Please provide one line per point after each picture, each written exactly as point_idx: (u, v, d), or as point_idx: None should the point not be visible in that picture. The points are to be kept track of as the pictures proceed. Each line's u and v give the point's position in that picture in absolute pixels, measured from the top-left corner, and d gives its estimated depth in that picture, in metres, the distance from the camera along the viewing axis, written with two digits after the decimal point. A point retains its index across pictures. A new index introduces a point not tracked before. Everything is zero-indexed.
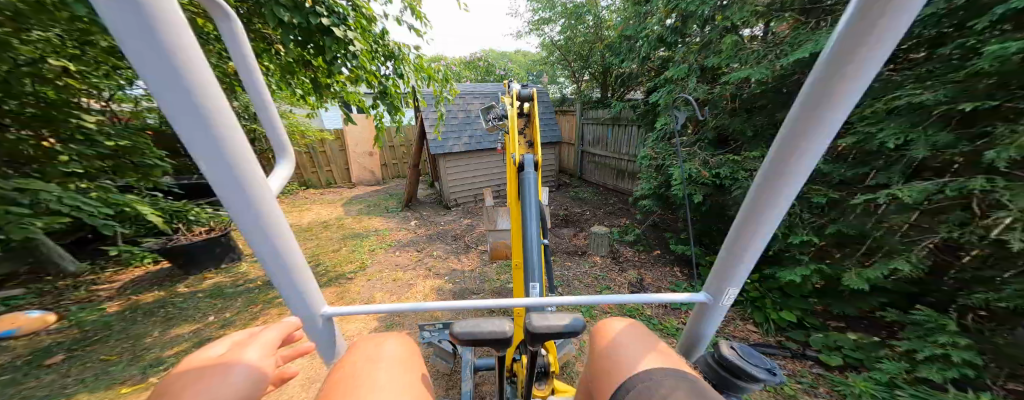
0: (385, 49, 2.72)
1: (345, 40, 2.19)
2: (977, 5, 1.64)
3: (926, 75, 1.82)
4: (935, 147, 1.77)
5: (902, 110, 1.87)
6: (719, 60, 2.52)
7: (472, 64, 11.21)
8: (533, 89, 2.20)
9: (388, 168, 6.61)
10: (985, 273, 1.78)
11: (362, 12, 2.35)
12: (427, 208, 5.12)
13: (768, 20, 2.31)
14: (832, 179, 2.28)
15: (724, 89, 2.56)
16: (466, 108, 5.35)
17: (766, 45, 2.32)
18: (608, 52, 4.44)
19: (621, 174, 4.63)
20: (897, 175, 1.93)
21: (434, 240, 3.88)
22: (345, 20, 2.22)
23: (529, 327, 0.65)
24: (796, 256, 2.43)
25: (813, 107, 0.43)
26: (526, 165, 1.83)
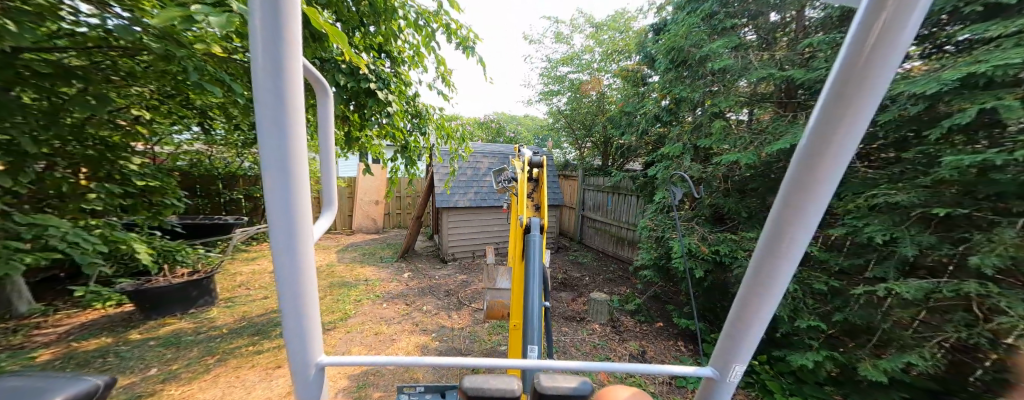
0: (414, 108, 3.07)
1: (385, 102, 2.60)
2: (931, 117, 1.88)
3: (896, 176, 2.00)
4: (921, 247, 1.85)
5: (883, 208, 2.00)
6: (710, 141, 2.75)
7: (484, 125, 12.27)
8: (543, 157, 2.41)
9: (391, 218, 6.70)
10: (1006, 377, 1.72)
11: (402, 79, 2.82)
12: (423, 260, 5.05)
13: (751, 107, 2.63)
14: (830, 267, 2.30)
15: (715, 169, 2.77)
16: (475, 167, 5.67)
17: (751, 132, 2.58)
18: (610, 124, 4.90)
19: (620, 240, 4.68)
20: (892, 269, 1.98)
21: (426, 294, 3.75)
22: (388, 84, 2.65)
23: (540, 387, 0.65)
24: (806, 341, 2.34)
25: (800, 189, 0.40)
26: (532, 227, 1.92)
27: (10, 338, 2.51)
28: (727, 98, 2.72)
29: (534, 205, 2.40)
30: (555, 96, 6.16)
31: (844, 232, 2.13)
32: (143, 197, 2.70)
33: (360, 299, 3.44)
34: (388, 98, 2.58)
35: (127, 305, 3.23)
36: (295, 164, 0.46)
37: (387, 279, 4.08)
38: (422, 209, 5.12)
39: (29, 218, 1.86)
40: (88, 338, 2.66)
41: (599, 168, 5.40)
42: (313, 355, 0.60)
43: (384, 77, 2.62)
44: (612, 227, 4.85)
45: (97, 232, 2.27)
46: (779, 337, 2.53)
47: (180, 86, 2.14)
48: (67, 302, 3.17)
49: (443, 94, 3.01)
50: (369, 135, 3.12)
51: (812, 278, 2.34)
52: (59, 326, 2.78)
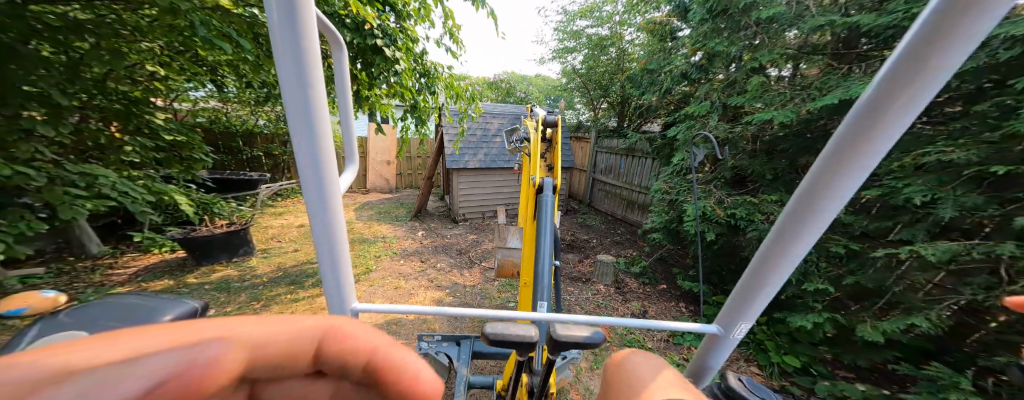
0: (422, 67, 2.93)
1: (392, 60, 2.47)
2: (1022, 64, 1.68)
3: (958, 133, 1.85)
4: (963, 208, 1.78)
5: (932, 167, 1.89)
6: (744, 98, 2.57)
7: (494, 84, 11.79)
8: (558, 116, 2.33)
9: (402, 179, 6.78)
10: (1009, 338, 1.73)
11: (408, 36, 2.61)
12: (434, 220, 5.18)
13: (798, 61, 2.37)
14: (853, 229, 2.23)
15: (745, 129, 2.62)
16: (486, 127, 5.54)
17: (792, 88, 2.38)
18: (629, 82, 4.63)
19: (631, 205, 4.66)
20: (922, 232, 1.93)
21: (439, 252, 3.91)
22: (394, 42, 2.51)
23: (555, 334, 0.70)
24: (809, 303, 2.41)
25: (847, 148, 0.42)
26: (545, 188, 1.92)
27: (89, 276, 2.79)
28: (771, 50, 2.46)
29: (546, 166, 2.37)
30: (571, 53, 5.75)
31: (879, 194, 2.04)
32: (174, 152, 2.73)
33: (379, 254, 3.63)
34: (395, 55, 2.45)
35: (181, 252, 3.44)
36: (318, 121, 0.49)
37: (402, 237, 4.25)
38: (433, 169, 5.13)
39: (79, 168, 2.01)
40: (155, 279, 2.91)
41: (614, 130, 5.21)
42: (347, 303, 0.66)
43: (390, 33, 2.46)
44: (623, 191, 4.80)
45: (142, 183, 2.43)
46: (780, 299, 2.61)
47: (188, 45, 2.08)
48: (132, 245, 3.45)
49: (451, 52, 2.81)
50: (378, 93, 3.04)
51: (830, 241, 2.29)
52: (129, 267, 3.04)
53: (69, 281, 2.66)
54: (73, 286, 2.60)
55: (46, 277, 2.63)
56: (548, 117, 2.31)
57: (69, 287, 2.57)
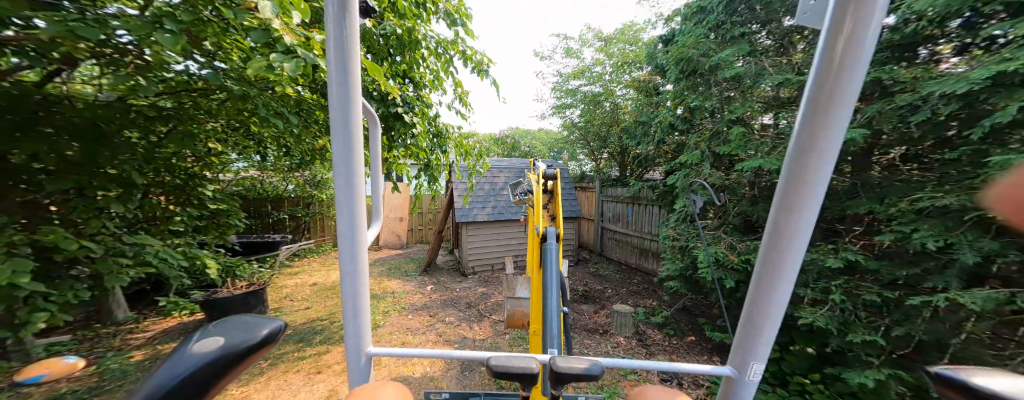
0: (435, 128, 3.24)
1: (411, 123, 2.77)
2: (974, 117, 1.79)
3: (944, 179, 1.88)
4: (983, 253, 1.69)
5: (932, 212, 1.87)
6: (729, 149, 2.70)
7: (501, 140, 12.61)
8: (557, 170, 2.49)
9: (414, 233, 6.91)
10: None
11: (424, 101, 2.97)
12: (444, 274, 5.14)
13: (777, 112, 2.53)
14: (882, 277, 2.10)
15: (739, 176, 2.69)
16: (493, 181, 5.80)
17: (773, 137, 2.53)
18: (625, 133, 4.92)
19: (643, 251, 4.57)
20: (955, 279, 1.78)
21: (448, 307, 3.80)
22: (413, 108, 2.84)
23: (556, 366, 0.73)
24: (864, 358, 2.08)
25: (799, 171, 0.56)
26: (549, 236, 1.97)
27: (109, 341, 2.85)
28: (745, 103, 2.68)
29: (549, 216, 2.46)
30: (568, 109, 6.23)
31: (893, 239, 2.00)
32: (213, 220, 3.05)
33: (387, 310, 3.55)
34: (413, 119, 2.75)
35: (199, 315, 3.53)
36: (353, 163, 0.80)
37: (411, 292, 4.18)
38: (442, 224, 5.28)
39: (134, 239, 2.21)
40: (169, 342, 2.96)
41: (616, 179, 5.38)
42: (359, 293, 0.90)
43: (410, 101, 2.81)
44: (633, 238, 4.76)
45: (180, 248, 2.62)
46: (828, 353, 2.30)
47: (243, 118, 2.48)
48: (150, 310, 3.51)
49: (461, 113, 3.15)
50: (394, 156, 3.31)
51: (864, 290, 2.12)
52: (147, 332, 3.09)
53: (89, 346, 2.74)
54: (94, 351, 2.68)
55: (69, 345, 2.70)
56: (548, 171, 2.46)
57: (90, 352, 2.65)
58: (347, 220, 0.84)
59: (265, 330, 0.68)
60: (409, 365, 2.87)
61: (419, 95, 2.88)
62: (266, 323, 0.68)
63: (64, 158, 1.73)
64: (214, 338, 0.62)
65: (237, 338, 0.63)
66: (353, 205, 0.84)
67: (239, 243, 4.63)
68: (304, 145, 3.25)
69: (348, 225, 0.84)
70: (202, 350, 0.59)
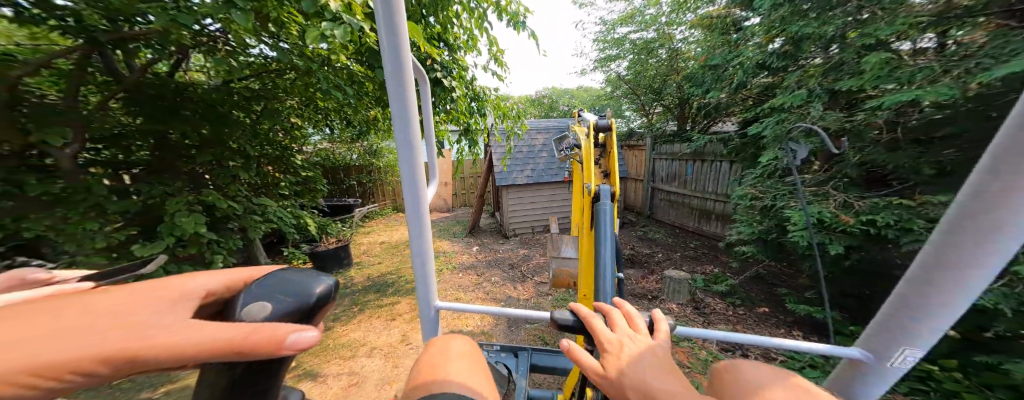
0: (472, 92, 3.08)
1: (450, 89, 2.66)
2: None
3: None
4: None
5: None
6: (853, 85, 2.19)
7: (538, 101, 12.13)
8: (612, 119, 2.20)
9: (459, 197, 7.09)
10: None
11: (460, 66, 2.80)
12: (488, 235, 5.29)
13: (937, 30, 1.92)
14: None
15: (868, 118, 2.18)
16: (532, 143, 5.59)
17: (937, 60, 1.93)
18: (688, 82, 4.32)
19: (701, 213, 4.22)
20: None
21: (491, 267, 3.93)
22: (451, 73, 2.71)
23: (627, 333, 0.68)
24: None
25: None
26: (603, 196, 1.81)
27: None
28: (891, 22, 2.09)
29: (603, 173, 2.27)
30: (613, 62, 5.59)
31: None
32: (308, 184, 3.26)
33: (441, 268, 3.76)
34: (452, 84, 2.62)
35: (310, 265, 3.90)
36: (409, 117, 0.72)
37: (459, 252, 4.38)
38: (484, 188, 5.33)
39: (258, 200, 2.41)
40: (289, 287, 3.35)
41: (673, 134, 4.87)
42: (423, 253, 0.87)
43: (448, 65, 2.67)
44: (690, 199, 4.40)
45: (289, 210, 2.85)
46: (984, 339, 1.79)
47: (312, 94, 2.61)
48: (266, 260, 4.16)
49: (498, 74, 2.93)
50: (437, 121, 3.26)
51: None
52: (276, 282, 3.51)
53: None
54: None
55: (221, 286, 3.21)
56: (601, 122, 2.20)
57: None
58: (408, 181, 0.78)
59: (315, 292, 0.46)
60: (462, 319, 3.06)
61: (455, 58, 2.71)
62: (310, 290, 0.45)
63: (200, 136, 2.10)
64: (262, 301, 0.43)
65: (284, 305, 0.44)
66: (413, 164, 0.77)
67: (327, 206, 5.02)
68: (361, 116, 3.27)
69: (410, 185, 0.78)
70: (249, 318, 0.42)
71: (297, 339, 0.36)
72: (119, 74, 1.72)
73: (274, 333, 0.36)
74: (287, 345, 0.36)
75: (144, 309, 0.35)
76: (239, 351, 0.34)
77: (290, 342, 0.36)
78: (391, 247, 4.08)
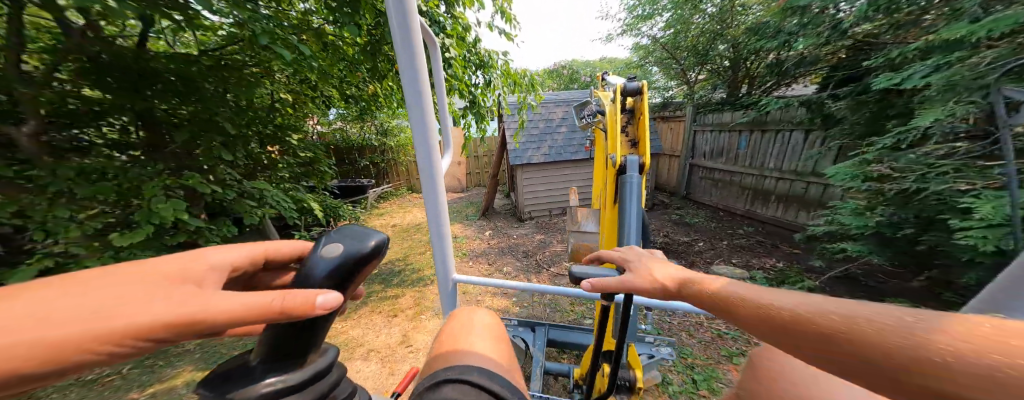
0: (476, 57, 2.54)
1: (442, 48, 2.10)
2: None
3: None
4: None
5: None
6: None
7: (557, 73, 11.25)
8: (642, 81, 1.85)
9: (471, 177, 6.74)
10: None
11: (457, 21, 2.26)
12: (502, 218, 4.94)
13: None
14: None
15: None
16: (549, 117, 5.03)
17: None
18: (745, 37, 3.50)
19: (747, 195, 3.65)
20: None
21: (504, 254, 3.60)
22: (443, 28, 2.14)
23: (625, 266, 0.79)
24: None
25: None
26: (630, 168, 1.70)
27: None
28: None
29: (631, 141, 1.97)
30: (646, 22, 4.80)
31: None
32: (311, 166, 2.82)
33: None
34: (446, 42, 2.09)
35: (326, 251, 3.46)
36: None
37: (471, 237, 4.06)
38: (497, 168, 4.92)
39: (251, 184, 1.90)
40: None
41: (722, 101, 4.11)
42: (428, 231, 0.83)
43: (439, 18, 2.09)
44: (740, 176, 3.75)
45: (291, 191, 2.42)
46: None
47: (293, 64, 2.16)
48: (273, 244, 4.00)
49: (506, 32, 2.32)
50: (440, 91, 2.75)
51: None
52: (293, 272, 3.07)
53: None
54: None
55: None
56: (631, 83, 1.80)
57: None
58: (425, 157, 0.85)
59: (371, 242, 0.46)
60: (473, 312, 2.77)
61: (451, 9, 2.15)
62: (372, 234, 0.46)
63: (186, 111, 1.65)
64: (333, 244, 0.46)
65: (352, 250, 0.45)
66: None
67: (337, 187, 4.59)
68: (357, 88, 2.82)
69: None
70: (324, 257, 0.46)
71: (324, 301, 0.46)
72: (72, 33, 1.32)
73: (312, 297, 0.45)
74: (316, 305, 0.45)
75: (191, 277, 0.46)
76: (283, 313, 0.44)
77: (320, 303, 0.45)
78: (400, 230, 3.84)
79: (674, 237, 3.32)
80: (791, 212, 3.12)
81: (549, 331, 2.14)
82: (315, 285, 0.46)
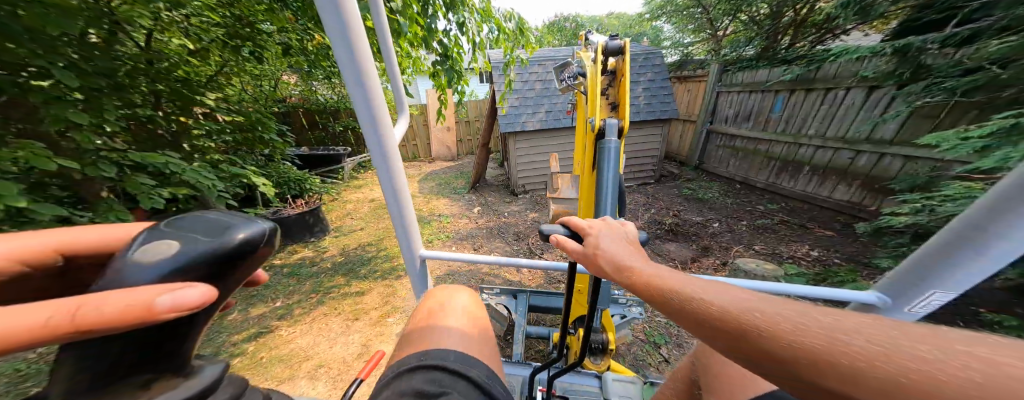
0: None
1: None
2: None
3: None
4: None
5: None
6: None
7: (559, 26, 10.18)
8: (625, 40, 1.80)
9: (463, 145, 6.19)
10: None
11: None
12: (493, 192, 4.52)
13: None
14: None
15: None
16: (547, 77, 4.40)
17: None
18: None
19: (774, 167, 3.23)
20: None
21: (494, 235, 3.24)
22: None
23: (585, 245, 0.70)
24: None
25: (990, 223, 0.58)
26: (609, 130, 1.67)
27: None
28: None
29: (610, 104, 1.92)
30: None
31: None
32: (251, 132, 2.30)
33: (431, 239, 3.06)
34: None
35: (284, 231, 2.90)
36: (355, 46, 0.66)
37: (457, 215, 3.66)
38: (488, 135, 4.41)
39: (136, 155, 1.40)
40: None
41: (758, 55, 3.51)
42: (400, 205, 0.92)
43: None
44: (768, 143, 3.29)
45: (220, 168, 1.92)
46: None
47: None
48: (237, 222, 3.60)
49: None
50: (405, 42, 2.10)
51: None
52: None
53: None
54: None
55: None
56: (612, 43, 1.80)
57: None
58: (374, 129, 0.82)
59: (240, 235, 0.39)
60: None
61: None
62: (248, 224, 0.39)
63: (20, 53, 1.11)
64: (168, 242, 0.36)
65: (214, 245, 0.37)
66: (369, 106, 0.76)
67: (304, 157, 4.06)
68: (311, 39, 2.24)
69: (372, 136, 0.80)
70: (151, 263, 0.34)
71: (174, 298, 0.35)
72: None
73: (136, 298, 0.34)
74: (159, 306, 0.34)
75: None
76: (83, 330, 0.32)
77: (164, 305, 0.34)
78: (376, 207, 3.43)
79: (686, 216, 2.97)
80: (827, 185, 2.73)
81: (530, 298, 2.09)
82: (171, 280, 0.35)
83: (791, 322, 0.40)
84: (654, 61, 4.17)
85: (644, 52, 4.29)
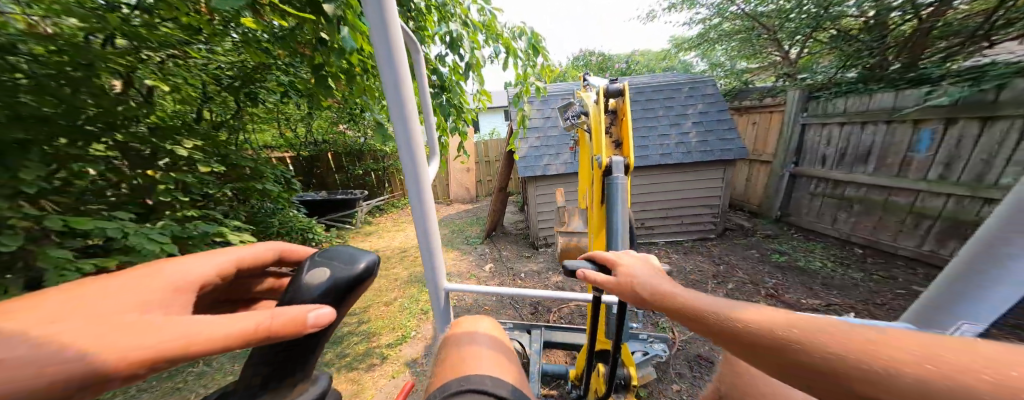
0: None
1: None
2: None
3: None
4: None
5: None
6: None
7: (586, 63, 10.03)
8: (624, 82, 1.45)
9: (482, 186, 5.84)
10: None
11: None
12: (511, 242, 3.97)
13: None
14: None
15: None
16: None
17: None
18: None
19: (934, 233, 2.34)
20: None
21: (504, 305, 2.63)
22: None
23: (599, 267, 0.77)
24: None
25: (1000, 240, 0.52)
26: (615, 168, 1.31)
27: None
28: None
29: (612, 142, 1.50)
30: None
31: None
32: (251, 183, 2.50)
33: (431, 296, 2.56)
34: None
35: None
36: (396, 47, 0.65)
37: (466, 272, 3.13)
38: (505, 179, 3.95)
39: (65, 219, 1.21)
40: None
41: (865, 77, 2.79)
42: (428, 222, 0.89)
43: None
44: (917, 194, 2.41)
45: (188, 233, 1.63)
46: None
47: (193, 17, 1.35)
48: None
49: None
50: None
51: None
52: None
53: None
54: None
55: None
56: (611, 86, 1.44)
57: None
58: (411, 157, 0.80)
59: (362, 264, 0.51)
60: None
61: None
62: (365, 256, 0.51)
63: None
64: (320, 270, 0.48)
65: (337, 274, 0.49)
66: (406, 117, 0.73)
67: (312, 201, 3.86)
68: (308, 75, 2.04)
69: (409, 145, 0.77)
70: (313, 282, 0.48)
71: (317, 317, 0.47)
72: None
73: (297, 314, 0.46)
74: (309, 322, 0.46)
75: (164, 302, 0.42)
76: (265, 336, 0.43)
77: (311, 321, 0.46)
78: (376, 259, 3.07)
79: (785, 296, 2.13)
80: None
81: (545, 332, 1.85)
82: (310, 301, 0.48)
83: (882, 339, 0.34)
84: (704, 91, 3.57)
85: (690, 81, 3.73)
